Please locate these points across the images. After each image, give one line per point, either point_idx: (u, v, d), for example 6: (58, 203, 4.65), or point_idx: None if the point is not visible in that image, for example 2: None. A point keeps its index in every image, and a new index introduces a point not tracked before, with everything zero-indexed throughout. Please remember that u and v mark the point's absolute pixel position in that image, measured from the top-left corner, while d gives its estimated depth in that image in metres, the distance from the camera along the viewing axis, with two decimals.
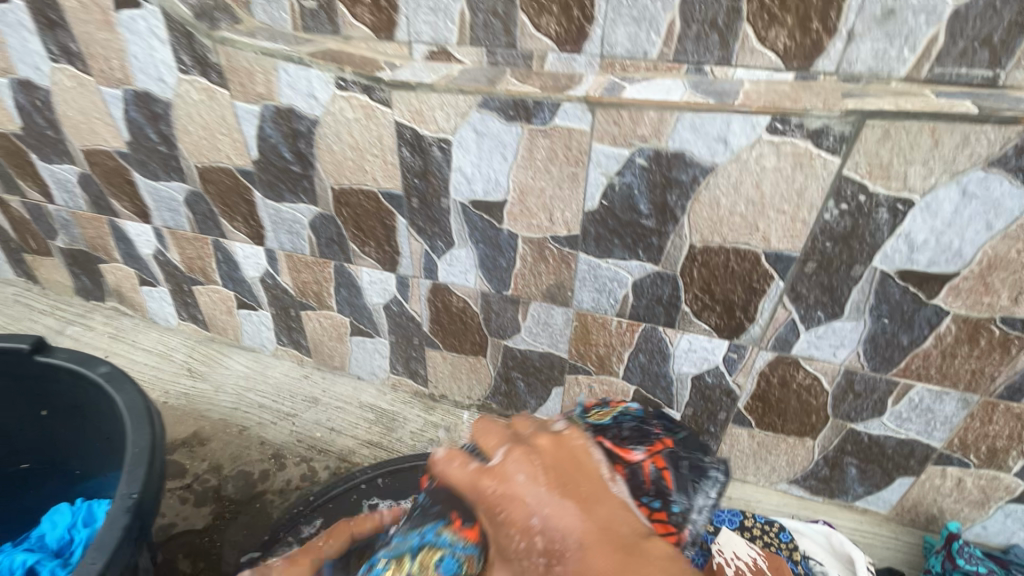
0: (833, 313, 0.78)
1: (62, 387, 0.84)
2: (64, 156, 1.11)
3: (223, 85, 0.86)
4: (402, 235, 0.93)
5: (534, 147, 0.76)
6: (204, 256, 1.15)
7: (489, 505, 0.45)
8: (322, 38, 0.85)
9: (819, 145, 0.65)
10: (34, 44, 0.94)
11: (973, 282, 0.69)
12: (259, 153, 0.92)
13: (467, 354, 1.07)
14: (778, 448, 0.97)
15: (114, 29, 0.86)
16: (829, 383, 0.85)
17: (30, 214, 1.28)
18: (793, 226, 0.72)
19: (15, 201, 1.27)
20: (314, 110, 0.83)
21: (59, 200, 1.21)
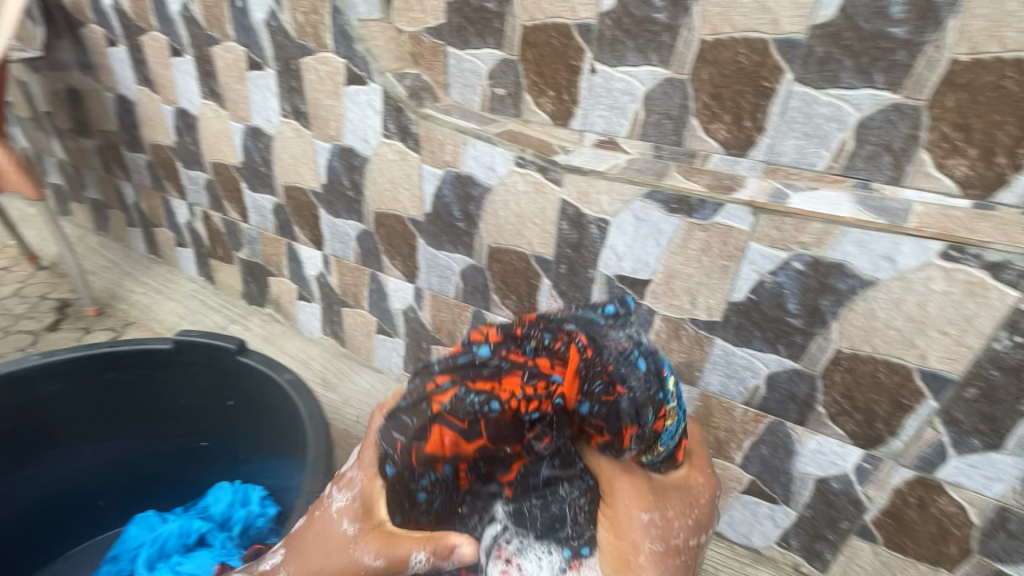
0: (991, 443, 0.81)
1: (271, 391, 1.15)
2: (266, 188, 1.34)
3: (417, 149, 1.03)
4: (543, 292, 1.04)
5: (689, 239, 0.84)
6: (359, 284, 1.32)
7: (655, 520, 0.76)
8: (504, 118, 0.97)
9: (997, 278, 0.69)
10: (272, 101, 1.17)
11: None
12: (433, 208, 1.08)
13: None
14: (904, 569, 1.00)
15: (340, 98, 1.06)
16: (976, 515, 0.88)
17: (225, 229, 1.54)
18: (957, 349, 0.76)
19: (217, 216, 1.54)
20: (490, 180, 0.98)
21: (252, 220, 1.45)
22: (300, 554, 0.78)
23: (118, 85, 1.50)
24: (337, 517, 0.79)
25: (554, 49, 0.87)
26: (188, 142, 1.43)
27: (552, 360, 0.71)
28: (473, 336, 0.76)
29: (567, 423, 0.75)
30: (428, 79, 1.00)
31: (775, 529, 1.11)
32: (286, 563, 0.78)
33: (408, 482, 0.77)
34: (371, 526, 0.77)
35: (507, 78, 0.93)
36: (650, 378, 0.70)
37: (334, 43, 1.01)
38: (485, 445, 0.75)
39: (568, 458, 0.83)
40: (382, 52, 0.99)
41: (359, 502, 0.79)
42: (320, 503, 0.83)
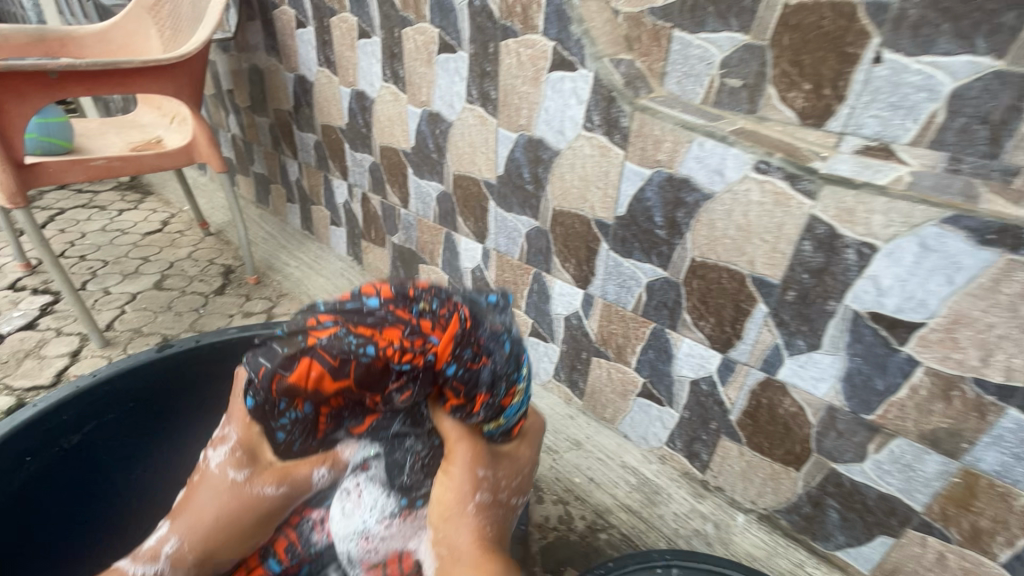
0: None
1: None
2: (436, 175, 1.30)
3: (623, 146, 0.91)
4: (754, 322, 0.88)
5: (1004, 278, 0.65)
6: (519, 283, 1.23)
7: (450, 472, 0.69)
8: (732, 115, 0.81)
9: None
10: (460, 86, 1.12)
11: None
12: (627, 211, 0.96)
13: (774, 460, 0.95)
14: None
15: (540, 85, 0.98)
16: None
17: (382, 213, 1.55)
18: None
19: (377, 199, 1.54)
20: (713, 185, 0.83)
21: (412, 206, 1.43)
22: (183, 516, 0.78)
23: (301, 67, 1.55)
24: (217, 470, 0.74)
25: (830, 33, 0.69)
26: (361, 125, 1.45)
27: (418, 331, 0.62)
28: (364, 289, 0.67)
29: (383, 373, 0.63)
30: (641, 67, 0.87)
31: None
32: (171, 527, 0.78)
33: (265, 420, 0.70)
34: (236, 481, 0.74)
35: (748, 68, 0.77)
36: (512, 359, 0.66)
37: (543, 25, 0.93)
38: (351, 391, 0.65)
39: (417, 418, 0.74)
40: (597, 34, 0.88)
41: (241, 462, 0.74)
42: (199, 467, 0.78)
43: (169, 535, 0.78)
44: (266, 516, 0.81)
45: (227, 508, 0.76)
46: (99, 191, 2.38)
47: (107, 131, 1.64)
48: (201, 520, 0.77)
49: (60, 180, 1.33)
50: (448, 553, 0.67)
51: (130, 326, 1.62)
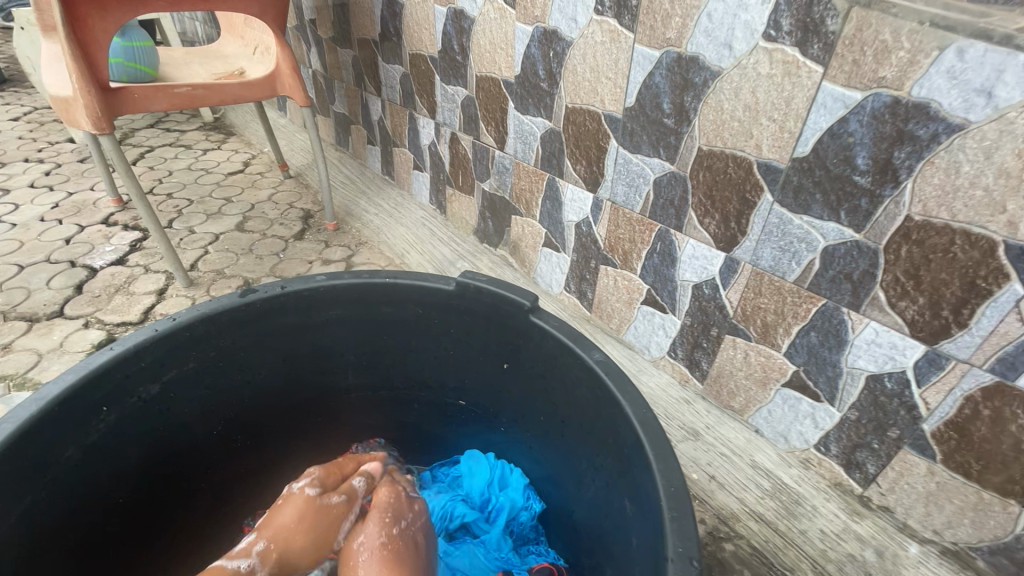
0: None
1: (537, 350, 0.83)
2: (543, 110, 1.11)
3: (822, 61, 0.67)
4: (994, 308, 0.64)
5: None
6: (638, 242, 1.04)
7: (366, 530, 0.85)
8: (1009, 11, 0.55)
9: None
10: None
11: None
12: (814, 151, 0.72)
13: (985, 486, 0.74)
14: None
15: None
16: None
17: (472, 155, 1.38)
18: None
19: (468, 140, 1.37)
20: (969, 113, 0.59)
21: (510, 148, 1.25)
22: (270, 523, 0.83)
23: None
24: (296, 490, 0.87)
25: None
26: (456, 51, 1.26)
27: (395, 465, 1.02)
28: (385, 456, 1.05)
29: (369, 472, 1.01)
30: None
31: None
32: (258, 531, 0.82)
33: (336, 472, 0.92)
34: (306, 499, 0.86)
35: None
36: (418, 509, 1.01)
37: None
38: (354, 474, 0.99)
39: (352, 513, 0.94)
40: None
41: (319, 483, 0.88)
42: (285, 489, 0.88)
43: (258, 539, 0.81)
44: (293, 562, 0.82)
45: (305, 521, 0.83)
46: (185, 130, 2.37)
47: (190, 61, 1.56)
48: (286, 528, 0.82)
49: (144, 108, 1.25)
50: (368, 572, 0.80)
51: (214, 267, 1.59)
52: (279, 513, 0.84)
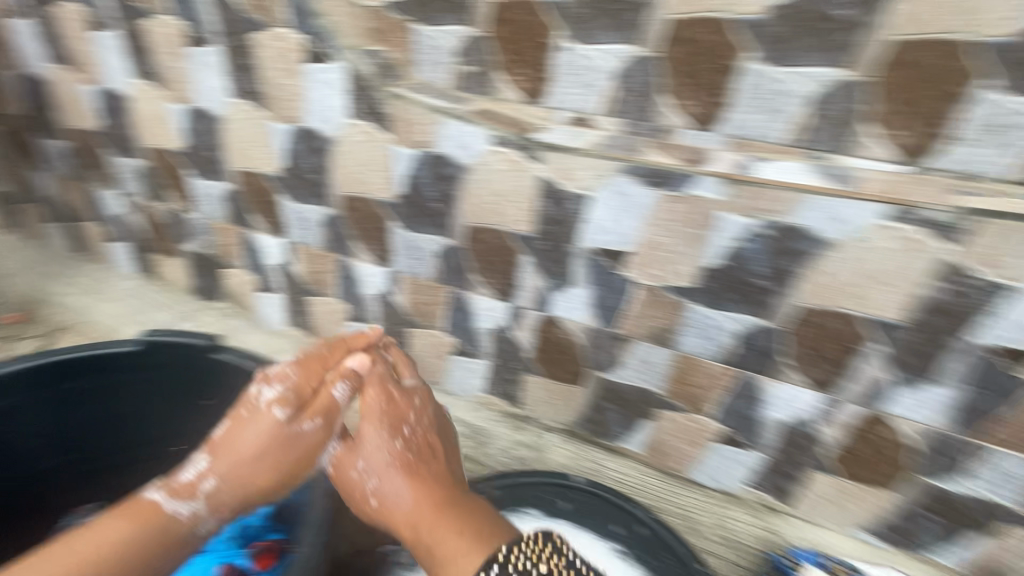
0: None
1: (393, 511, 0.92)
2: (319, 197, 1.31)
3: (540, 160, 1.02)
4: (666, 301, 1.10)
5: (860, 243, 0.88)
6: (438, 304, 1.35)
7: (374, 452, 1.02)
8: (633, 118, 0.94)
9: None
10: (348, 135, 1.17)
11: None
12: (542, 220, 1.09)
13: (684, 413, 1.25)
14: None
15: (436, 113, 1.06)
16: None
17: (276, 251, 1.50)
18: None
19: (262, 232, 1.48)
20: (623, 187, 0.99)
21: (296, 234, 1.42)
22: (226, 455, 0.99)
23: (154, 120, 1.44)
24: (268, 409, 1.00)
25: (699, 76, 0.86)
26: (218, 150, 1.39)
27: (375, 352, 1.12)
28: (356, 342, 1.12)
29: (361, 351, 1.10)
30: (526, 84, 0.98)
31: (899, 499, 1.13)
32: (211, 467, 0.98)
33: (309, 378, 1.06)
34: (277, 422, 1.00)
35: (639, 78, 0.90)
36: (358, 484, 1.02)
37: (433, 66, 1.03)
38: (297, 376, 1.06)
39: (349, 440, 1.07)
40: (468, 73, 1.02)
41: (290, 406, 1.02)
42: (253, 390, 1.04)
43: (207, 470, 0.97)
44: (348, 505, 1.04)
45: (252, 461, 0.99)
46: None
47: None
48: (247, 458, 0.98)
49: None
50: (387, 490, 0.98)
51: None
52: (252, 424, 1.00)
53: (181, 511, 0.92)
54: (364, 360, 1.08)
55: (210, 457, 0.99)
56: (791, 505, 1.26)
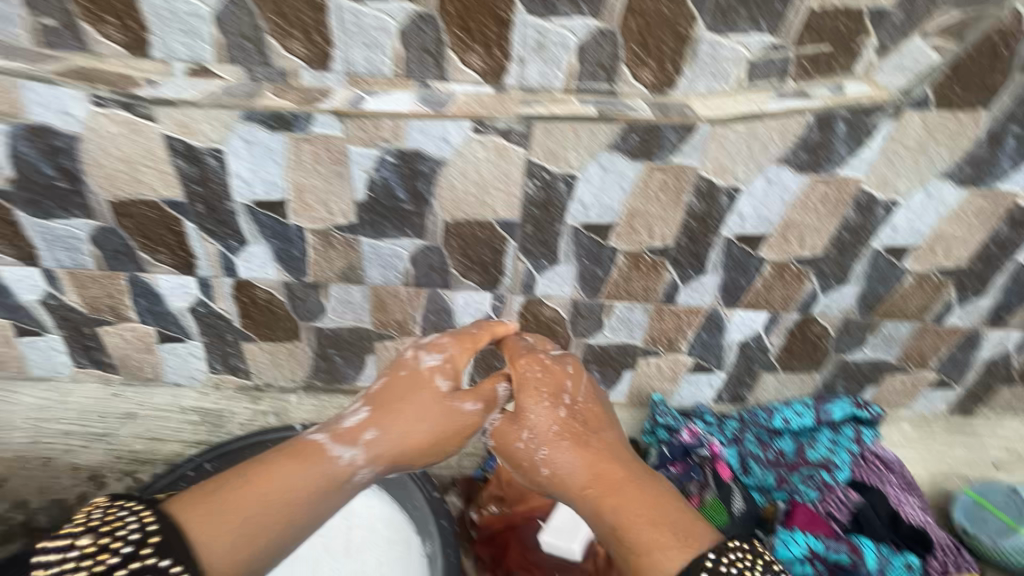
0: None
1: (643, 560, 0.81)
2: (377, 232, 1.01)
3: (694, 156, 0.90)
4: (800, 281, 1.08)
5: (969, 203, 0.96)
6: (542, 325, 1.16)
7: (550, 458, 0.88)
8: (761, 98, 0.87)
9: None
10: (435, 173, 0.93)
11: None
12: (687, 218, 0.99)
13: (802, 371, 1.23)
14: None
15: (575, 117, 0.86)
16: None
17: (308, 305, 1.14)
18: None
19: (268, 286, 1.10)
20: (782, 175, 0.93)
21: (324, 276, 1.09)
22: (388, 419, 0.91)
23: (143, 172, 0.92)
24: (427, 371, 0.95)
25: (835, 64, 0.84)
26: (204, 191, 0.95)
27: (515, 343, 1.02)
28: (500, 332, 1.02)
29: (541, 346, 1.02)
30: (652, 76, 0.86)
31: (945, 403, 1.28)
32: (371, 417, 0.91)
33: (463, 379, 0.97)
34: (433, 395, 0.93)
35: (773, 68, 0.85)
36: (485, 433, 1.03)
37: (540, 73, 0.86)
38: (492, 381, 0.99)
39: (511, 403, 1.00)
40: (581, 72, 0.86)
41: (448, 374, 0.95)
42: (404, 359, 0.97)
43: (372, 423, 0.90)
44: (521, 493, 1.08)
45: (432, 419, 0.91)
46: None
47: None
48: (392, 439, 0.90)
49: None
50: (556, 456, 0.88)
51: None
52: (390, 410, 0.91)
53: (343, 459, 0.85)
54: (513, 343, 1.01)
55: (370, 413, 0.91)
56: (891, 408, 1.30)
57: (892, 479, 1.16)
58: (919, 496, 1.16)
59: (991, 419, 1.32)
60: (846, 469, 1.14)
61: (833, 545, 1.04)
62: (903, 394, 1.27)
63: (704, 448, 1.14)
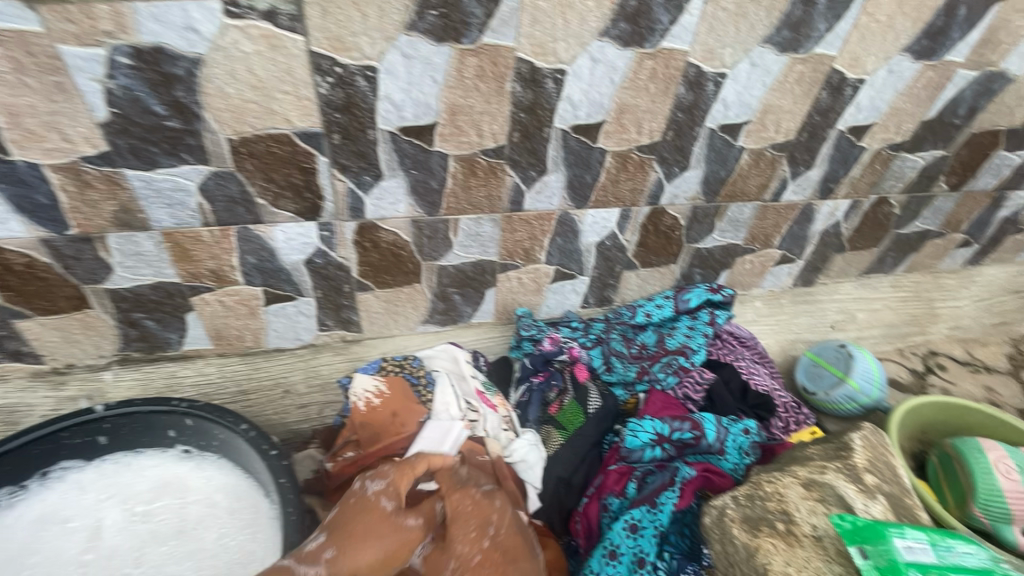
0: (933, 145, 1.17)
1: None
2: (145, 157, 0.81)
3: (506, 32, 0.80)
4: (645, 170, 1.04)
5: (790, 72, 0.95)
6: (383, 251, 1.04)
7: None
8: None
9: (956, 36, 0.98)
10: (196, 73, 0.74)
11: (1013, 96, 1.13)
12: (512, 109, 0.89)
13: (660, 264, 1.23)
14: (868, 252, 1.37)
15: None
16: (896, 203, 1.28)
17: (87, 267, 0.92)
18: (936, 80, 1.04)
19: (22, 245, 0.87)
20: (603, 50, 0.85)
21: (95, 223, 0.87)
22: (351, 547, 0.72)
23: None
24: (372, 499, 0.80)
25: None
26: None
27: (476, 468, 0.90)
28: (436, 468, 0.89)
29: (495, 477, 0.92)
30: None
31: (788, 278, 1.37)
32: (332, 541, 0.73)
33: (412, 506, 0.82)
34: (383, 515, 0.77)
35: None
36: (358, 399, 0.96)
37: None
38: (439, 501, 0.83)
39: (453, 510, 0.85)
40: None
41: (393, 497, 0.80)
42: (354, 490, 0.82)
43: (331, 542, 0.73)
44: (395, 428, 0.95)
45: (379, 545, 0.73)
46: None
47: None
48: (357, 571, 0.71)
49: None
50: None
51: None
52: (349, 522, 0.76)
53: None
54: (447, 476, 0.87)
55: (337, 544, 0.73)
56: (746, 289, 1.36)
57: (744, 354, 1.22)
58: (771, 369, 1.24)
59: (828, 286, 1.43)
60: (702, 352, 1.17)
61: (676, 424, 0.95)
62: (753, 274, 1.33)
63: (565, 354, 1.10)
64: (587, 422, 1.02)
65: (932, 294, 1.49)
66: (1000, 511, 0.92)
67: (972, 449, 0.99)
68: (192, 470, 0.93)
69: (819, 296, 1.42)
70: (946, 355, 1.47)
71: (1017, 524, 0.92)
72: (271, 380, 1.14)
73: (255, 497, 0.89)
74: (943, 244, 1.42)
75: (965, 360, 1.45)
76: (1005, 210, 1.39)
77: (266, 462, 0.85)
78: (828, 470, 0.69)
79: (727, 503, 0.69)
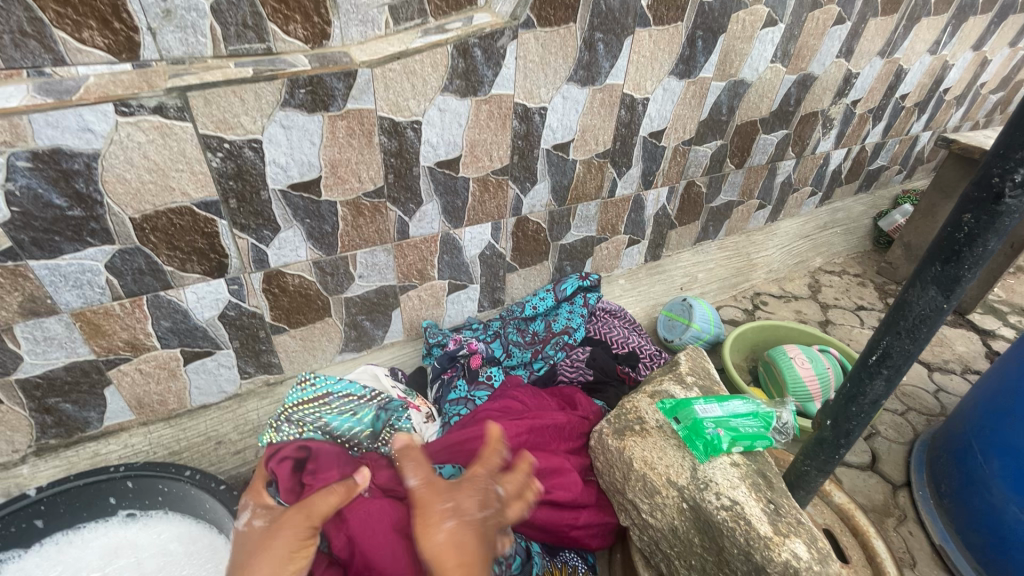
0: (712, 138, 1.55)
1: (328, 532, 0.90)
2: (52, 244, 0.88)
3: (370, 101, 0.99)
4: (504, 188, 1.28)
5: (592, 100, 1.25)
6: (292, 294, 1.16)
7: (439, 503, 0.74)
8: (405, 42, 0.99)
9: (702, 59, 1.34)
10: (96, 163, 0.85)
11: (754, 97, 1.54)
12: (382, 156, 1.08)
13: (535, 262, 1.47)
14: (694, 225, 1.73)
15: (225, 83, 0.86)
16: (701, 185, 1.64)
17: None
18: (699, 91, 1.41)
19: None
20: (444, 104, 1.07)
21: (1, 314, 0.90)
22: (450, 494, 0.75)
23: None
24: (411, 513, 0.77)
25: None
26: None
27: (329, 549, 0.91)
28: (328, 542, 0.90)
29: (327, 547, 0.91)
30: (303, 35, 0.92)
31: (639, 256, 1.68)
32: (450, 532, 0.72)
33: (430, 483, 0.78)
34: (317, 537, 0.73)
35: (410, 10, 0.98)
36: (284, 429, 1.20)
37: (179, 40, 0.85)
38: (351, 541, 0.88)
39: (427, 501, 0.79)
40: (228, 35, 0.87)
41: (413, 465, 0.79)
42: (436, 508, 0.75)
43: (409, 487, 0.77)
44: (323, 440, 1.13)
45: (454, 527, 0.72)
46: None
47: None
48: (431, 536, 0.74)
49: None
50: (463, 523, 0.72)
51: None
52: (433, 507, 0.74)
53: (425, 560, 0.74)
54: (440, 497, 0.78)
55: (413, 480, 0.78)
56: (609, 271, 1.65)
57: (616, 324, 1.52)
58: (640, 331, 1.54)
59: (672, 258, 1.76)
60: (582, 328, 1.48)
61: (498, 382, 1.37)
62: (612, 257, 1.62)
63: (465, 349, 1.35)
64: (475, 358, 1.36)
65: (748, 249, 1.90)
66: (803, 392, 1.26)
67: (780, 353, 1.33)
68: (140, 530, 0.98)
69: (666, 264, 1.75)
70: (766, 294, 1.93)
71: (816, 399, 1.27)
72: (201, 436, 1.21)
73: (211, 536, 0.96)
74: (746, 209, 1.82)
75: (779, 294, 1.92)
76: (780, 176, 1.82)
77: (216, 493, 0.94)
78: (663, 381, 0.95)
79: (602, 424, 0.90)
